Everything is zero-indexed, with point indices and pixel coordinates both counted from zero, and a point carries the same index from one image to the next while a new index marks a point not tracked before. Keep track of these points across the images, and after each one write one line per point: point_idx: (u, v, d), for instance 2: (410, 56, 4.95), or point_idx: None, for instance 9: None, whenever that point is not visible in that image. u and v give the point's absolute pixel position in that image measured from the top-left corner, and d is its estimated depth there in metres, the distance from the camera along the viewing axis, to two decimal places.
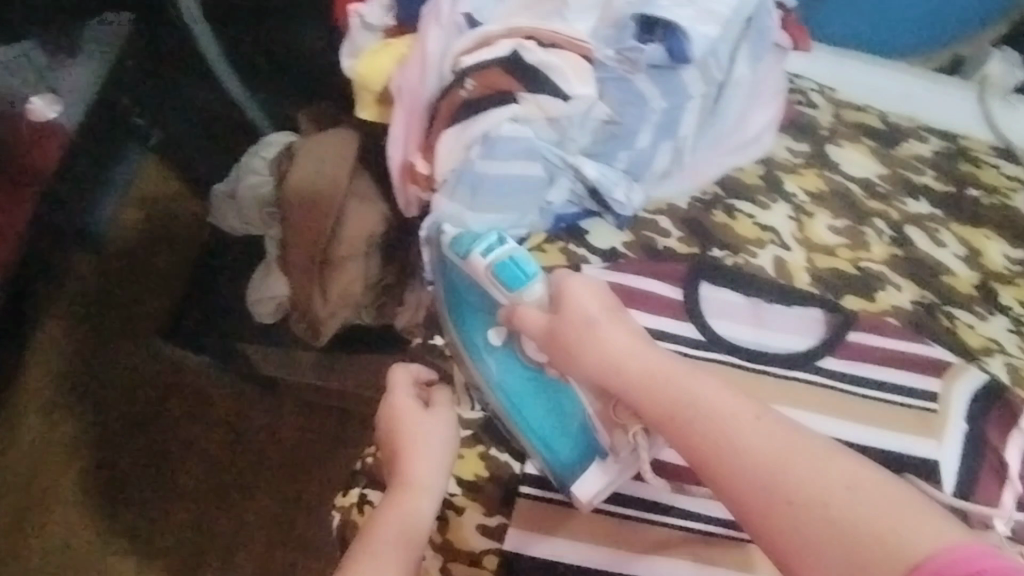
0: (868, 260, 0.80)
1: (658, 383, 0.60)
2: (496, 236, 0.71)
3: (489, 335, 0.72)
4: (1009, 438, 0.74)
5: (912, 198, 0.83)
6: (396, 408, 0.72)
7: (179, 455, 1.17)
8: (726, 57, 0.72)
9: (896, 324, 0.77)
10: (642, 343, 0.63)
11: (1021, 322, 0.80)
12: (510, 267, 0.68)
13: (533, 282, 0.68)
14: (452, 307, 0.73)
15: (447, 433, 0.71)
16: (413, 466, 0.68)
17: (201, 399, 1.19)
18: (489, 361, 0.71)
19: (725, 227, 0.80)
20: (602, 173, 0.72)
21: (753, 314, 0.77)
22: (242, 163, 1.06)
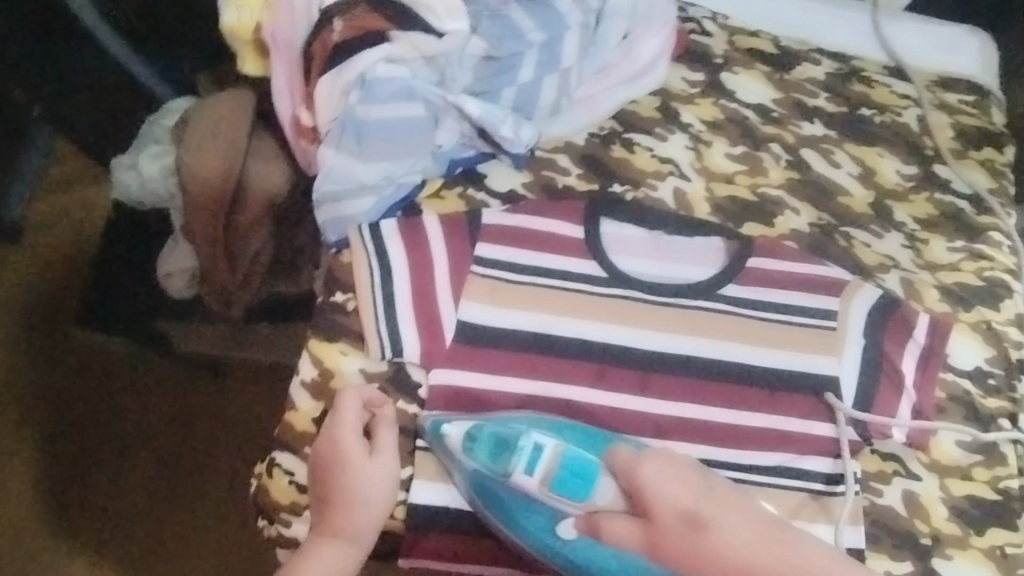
0: (766, 185, 0.81)
1: (761, 567, 0.66)
2: (531, 443, 0.67)
3: (562, 532, 0.67)
4: (904, 349, 0.76)
5: (806, 121, 0.83)
6: (338, 467, 0.67)
7: (108, 446, 1.13)
8: None
9: (793, 247, 0.78)
10: (731, 522, 0.66)
11: (915, 237, 0.82)
12: (565, 477, 0.67)
13: (600, 478, 0.67)
14: (505, 517, 0.67)
15: (388, 483, 0.68)
16: (342, 532, 0.67)
17: (121, 387, 1.14)
18: (570, 556, 0.67)
19: (623, 161, 0.79)
20: (486, 111, 0.69)
21: (658, 246, 0.77)
22: (143, 134, 0.99)
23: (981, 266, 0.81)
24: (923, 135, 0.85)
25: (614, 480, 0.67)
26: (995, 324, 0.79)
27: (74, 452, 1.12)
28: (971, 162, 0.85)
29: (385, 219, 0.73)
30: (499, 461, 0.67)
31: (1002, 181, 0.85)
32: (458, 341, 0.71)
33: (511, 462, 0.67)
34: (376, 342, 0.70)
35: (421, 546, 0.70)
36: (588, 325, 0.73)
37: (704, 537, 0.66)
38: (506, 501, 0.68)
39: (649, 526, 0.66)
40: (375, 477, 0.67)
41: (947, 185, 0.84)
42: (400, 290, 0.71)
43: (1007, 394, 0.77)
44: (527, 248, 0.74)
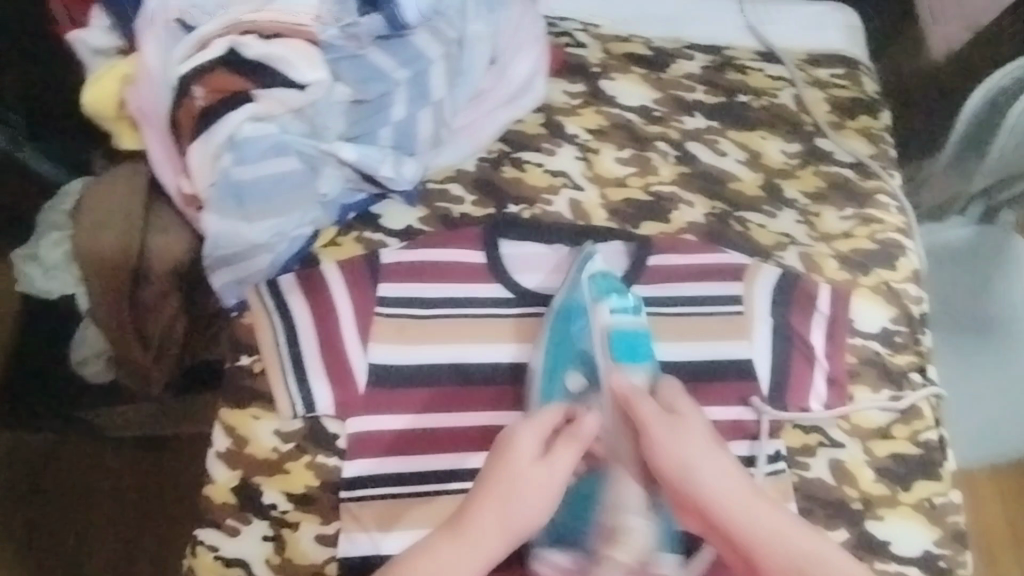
0: (658, 182, 0.83)
1: (760, 525, 0.57)
2: (631, 305, 0.71)
3: (572, 378, 0.69)
4: (812, 321, 0.78)
5: (688, 115, 0.85)
6: (522, 445, 0.60)
7: (22, 558, 1.02)
8: (458, 14, 0.70)
9: (692, 239, 0.80)
10: (719, 465, 0.60)
11: (808, 212, 0.84)
12: (625, 342, 0.68)
13: (642, 367, 0.67)
14: (558, 317, 0.72)
15: (549, 497, 0.59)
16: (498, 539, 0.57)
17: (24, 486, 1.05)
18: (557, 391, 0.69)
19: (516, 180, 0.80)
20: (364, 154, 0.69)
21: (560, 259, 0.78)
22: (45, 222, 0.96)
23: (873, 229, 0.84)
24: (801, 113, 0.88)
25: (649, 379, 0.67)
26: (892, 284, 0.82)
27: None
28: (849, 132, 0.88)
29: (283, 274, 0.73)
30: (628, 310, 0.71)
31: (881, 145, 0.88)
32: (372, 386, 0.70)
33: (607, 299, 0.71)
34: (286, 401, 0.69)
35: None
36: (500, 348, 0.74)
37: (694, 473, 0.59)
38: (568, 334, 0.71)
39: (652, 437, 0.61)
40: (564, 465, 0.60)
41: (830, 157, 0.87)
42: (306, 343, 0.70)
43: (913, 349, 0.80)
44: (429, 281, 0.75)
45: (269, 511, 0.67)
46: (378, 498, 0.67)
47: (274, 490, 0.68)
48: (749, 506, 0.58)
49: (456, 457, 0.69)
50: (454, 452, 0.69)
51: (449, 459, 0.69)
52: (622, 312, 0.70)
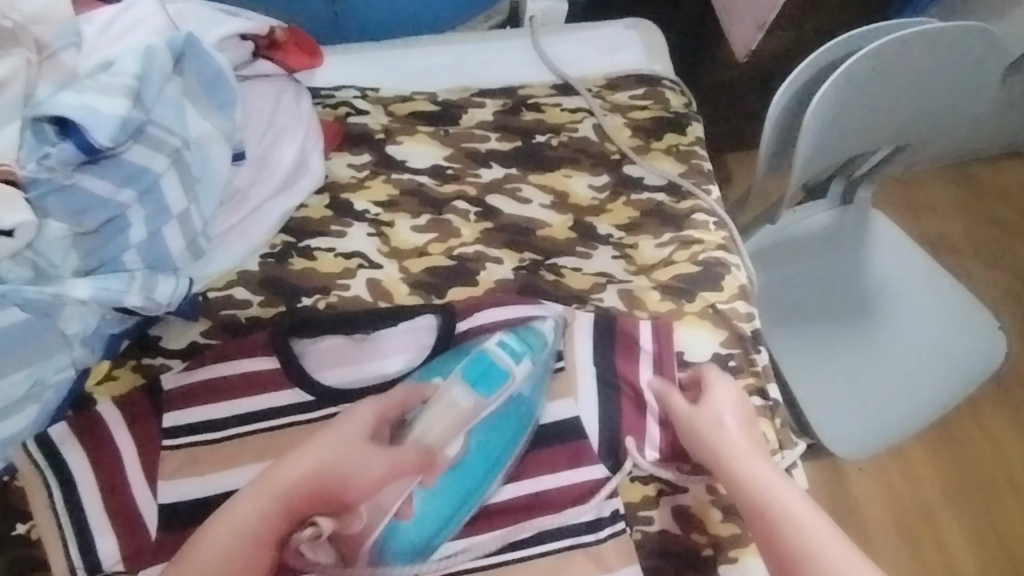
0: (460, 245, 0.79)
1: (736, 448, 0.66)
2: (522, 352, 0.71)
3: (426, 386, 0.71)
4: (637, 364, 0.74)
5: (483, 167, 0.82)
6: (351, 419, 0.65)
7: None
8: (176, 119, 0.66)
9: (504, 298, 0.76)
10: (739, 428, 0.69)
11: (623, 245, 0.81)
12: (478, 367, 0.69)
13: (474, 394, 0.68)
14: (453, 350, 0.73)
15: (358, 466, 0.63)
16: (305, 493, 0.61)
17: None
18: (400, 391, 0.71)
19: (306, 271, 0.75)
20: (104, 285, 0.64)
21: (366, 346, 0.73)
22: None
23: (693, 251, 0.81)
24: (603, 143, 0.85)
25: (468, 406, 0.68)
26: (720, 306, 0.79)
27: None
28: (656, 153, 0.85)
29: (52, 424, 0.67)
30: (512, 350, 0.71)
31: (693, 162, 0.85)
32: (164, 529, 0.65)
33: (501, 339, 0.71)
34: (64, 567, 0.63)
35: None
36: None
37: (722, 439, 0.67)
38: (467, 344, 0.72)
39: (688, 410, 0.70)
40: (392, 454, 0.65)
41: (641, 184, 0.84)
42: (88, 495, 0.65)
43: (750, 371, 0.77)
44: (216, 401, 0.70)
45: None
46: None
47: None
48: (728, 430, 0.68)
49: None
50: None
51: None
52: (506, 347, 0.71)
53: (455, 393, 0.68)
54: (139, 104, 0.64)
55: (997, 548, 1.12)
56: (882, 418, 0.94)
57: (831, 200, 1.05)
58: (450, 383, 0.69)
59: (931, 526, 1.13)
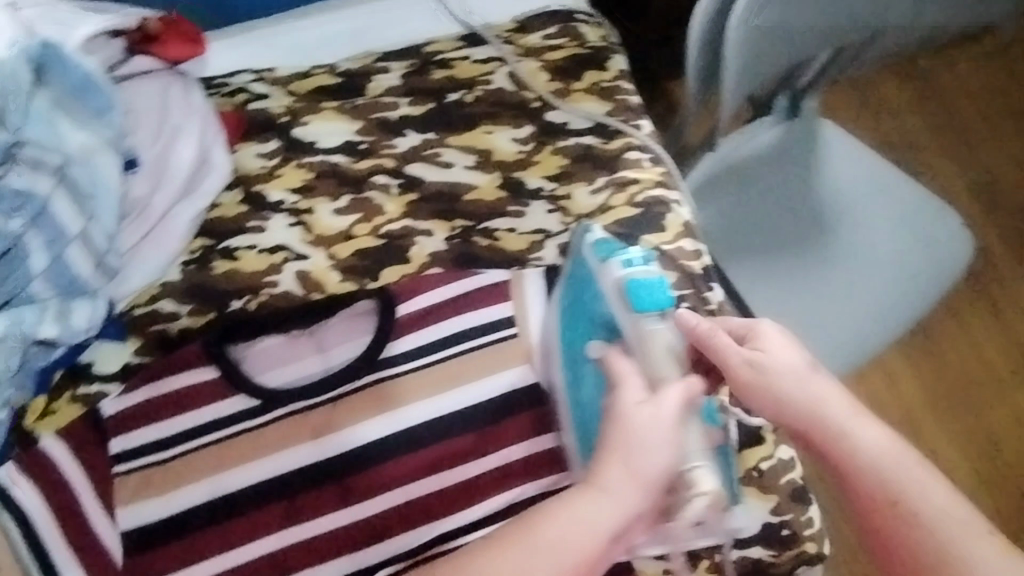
0: (386, 223, 0.76)
1: (799, 408, 0.59)
2: (643, 255, 0.65)
3: (591, 347, 0.65)
4: None
5: (399, 136, 0.78)
6: (617, 390, 0.59)
7: None
8: (51, 138, 0.63)
9: (438, 272, 0.74)
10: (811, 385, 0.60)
11: (556, 197, 0.78)
12: (642, 291, 0.61)
13: (659, 316, 0.61)
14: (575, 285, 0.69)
15: (664, 428, 0.56)
16: (629, 482, 0.55)
17: None
18: (577, 372, 0.66)
19: (230, 274, 0.73)
20: (17, 320, 0.62)
21: (306, 342, 0.72)
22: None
23: (629, 192, 0.79)
24: (521, 91, 0.81)
25: (668, 328, 0.60)
26: (665, 246, 0.77)
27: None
28: (578, 94, 0.81)
29: None
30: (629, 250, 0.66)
31: (617, 98, 0.82)
32: (131, 555, 0.66)
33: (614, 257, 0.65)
34: None
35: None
36: (260, 466, 0.68)
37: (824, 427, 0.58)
38: (570, 288, 0.69)
39: (755, 368, 0.60)
40: (665, 406, 0.56)
41: (566, 129, 0.80)
42: (49, 530, 0.65)
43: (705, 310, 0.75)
44: (163, 420, 0.69)
45: None
46: None
47: None
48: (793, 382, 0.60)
49: None
50: None
51: None
52: (631, 261, 0.64)
53: (645, 327, 0.61)
54: (4, 125, 0.61)
55: (975, 443, 1.15)
56: (853, 328, 0.92)
57: (778, 113, 0.99)
58: (636, 322, 0.61)
59: (911, 423, 1.15)
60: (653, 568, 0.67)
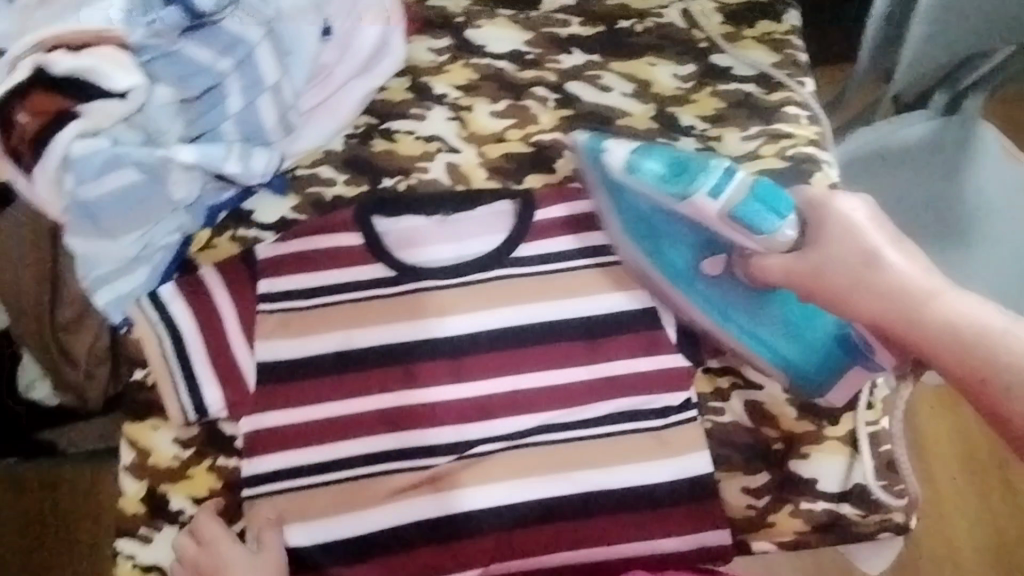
0: (538, 132, 0.78)
1: (842, 275, 0.59)
2: (722, 173, 0.65)
3: (704, 266, 0.70)
4: None
5: (564, 53, 0.80)
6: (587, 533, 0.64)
7: None
8: None
9: (580, 186, 0.76)
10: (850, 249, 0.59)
11: (706, 137, 0.79)
12: (754, 209, 0.62)
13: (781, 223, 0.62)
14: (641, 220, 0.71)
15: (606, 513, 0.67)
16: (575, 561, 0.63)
17: None
18: (695, 286, 0.71)
19: (386, 153, 0.77)
20: (207, 152, 0.69)
21: (444, 228, 0.75)
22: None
23: (782, 145, 0.78)
24: (691, 30, 0.81)
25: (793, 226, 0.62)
26: None
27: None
28: (748, 42, 0.81)
29: (162, 284, 0.73)
30: (686, 163, 0.66)
31: (787, 51, 0.81)
32: (261, 384, 0.71)
33: (692, 188, 0.65)
34: (177, 408, 0.70)
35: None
36: (390, 330, 0.73)
37: (874, 274, 0.57)
38: (642, 235, 0.71)
39: (813, 262, 0.60)
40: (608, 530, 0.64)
41: (728, 74, 0.80)
42: (194, 349, 0.71)
43: None
44: (308, 272, 0.74)
45: (179, 517, 0.69)
46: (292, 489, 0.69)
47: (180, 496, 0.69)
48: (832, 252, 0.59)
49: (348, 443, 0.70)
50: (349, 440, 0.70)
51: (339, 448, 0.70)
52: (720, 186, 0.64)
53: (780, 240, 0.62)
54: None
55: None
56: None
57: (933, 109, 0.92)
58: (764, 240, 0.63)
59: None
60: (739, 503, 0.71)
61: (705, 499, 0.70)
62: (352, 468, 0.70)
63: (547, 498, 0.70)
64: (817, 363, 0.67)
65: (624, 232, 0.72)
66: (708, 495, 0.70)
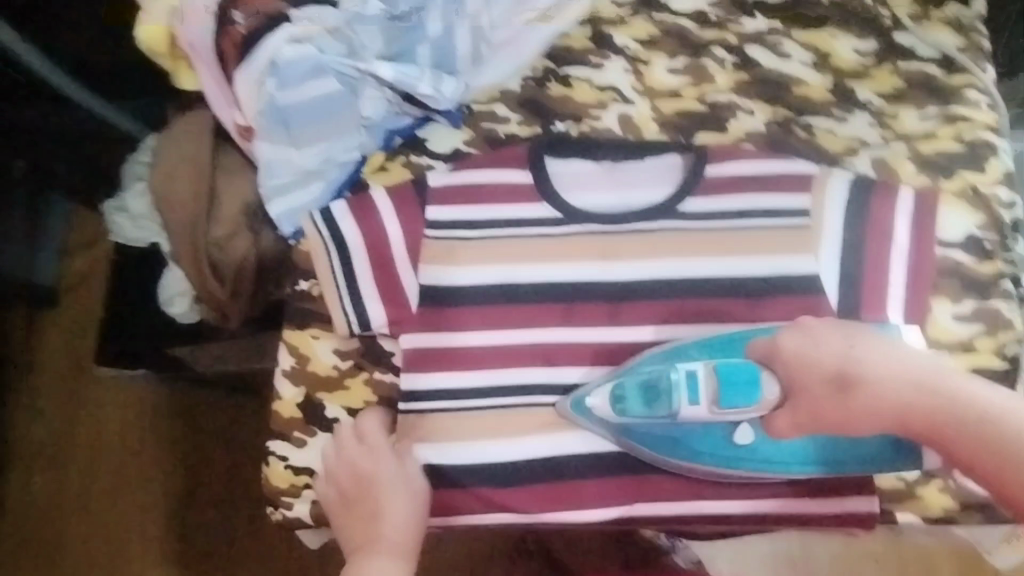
0: (714, 92, 0.78)
1: (880, 404, 0.64)
2: (684, 375, 0.66)
3: (739, 440, 0.68)
4: (896, 218, 0.72)
5: (747, 17, 0.80)
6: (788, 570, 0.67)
7: (85, 492, 1.08)
8: None
9: (752, 148, 0.76)
10: (877, 362, 0.65)
11: (883, 114, 0.78)
12: (731, 383, 0.65)
13: (764, 382, 0.66)
14: (666, 444, 0.68)
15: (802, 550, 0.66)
16: None
17: (91, 435, 1.09)
18: (760, 458, 0.68)
19: (562, 97, 0.78)
20: (402, 70, 0.73)
21: (613, 176, 0.75)
22: (125, 170, 0.88)
23: (959, 128, 0.76)
24: (877, 6, 0.80)
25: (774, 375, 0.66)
26: (981, 187, 0.75)
27: (130, 506, 1.07)
28: (934, 23, 0.79)
29: (335, 201, 0.75)
30: (650, 382, 0.67)
31: (973, 36, 0.79)
32: (423, 305, 0.73)
33: (671, 400, 0.66)
34: (343, 321, 0.73)
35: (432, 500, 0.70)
36: (556, 268, 0.73)
37: (855, 399, 0.64)
38: (680, 452, 0.68)
39: (837, 401, 0.65)
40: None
41: (911, 53, 0.79)
42: (361, 265, 0.73)
43: (1000, 256, 0.74)
44: (477, 204, 0.75)
45: (333, 423, 0.73)
46: (445, 410, 0.71)
47: (337, 404, 0.74)
48: (857, 385, 0.64)
49: (504, 372, 0.71)
50: (506, 369, 0.71)
51: (493, 374, 0.71)
52: (689, 386, 0.66)
53: (769, 397, 0.66)
54: None
55: None
56: None
57: None
58: (759, 407, 0.66)
59: None
60: (889, 474, 0.70)
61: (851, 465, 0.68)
62: (506, 397, 0.71)
63: (696, 449, 0.69)
64: (887, 458, 0.67)
65: (648, 452, 0.68)
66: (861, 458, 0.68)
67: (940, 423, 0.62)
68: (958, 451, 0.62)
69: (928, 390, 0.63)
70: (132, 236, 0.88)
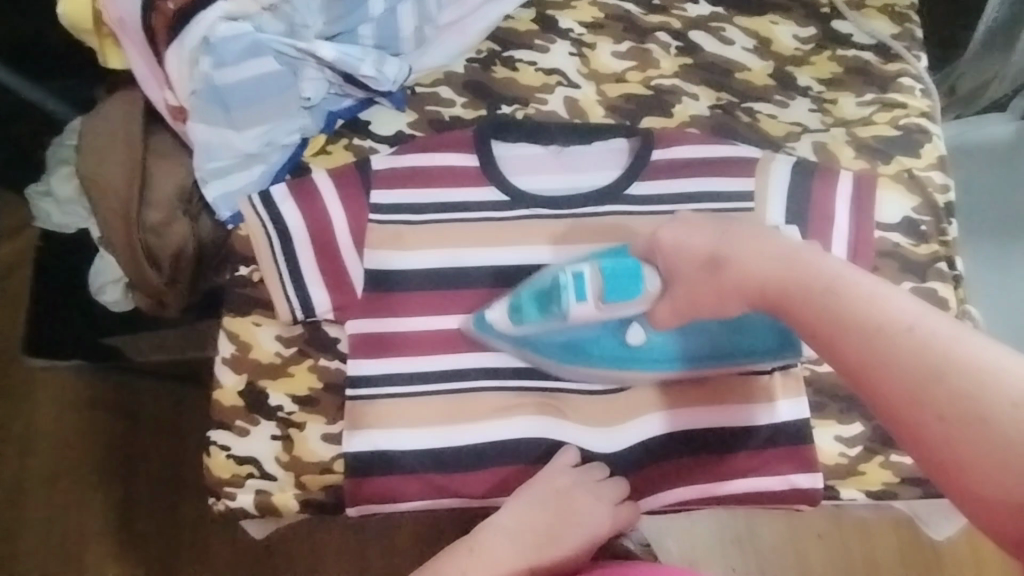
0: (659, 76, 0.79)
1: (750, 285, 0.54)
2: (568, 277, 0.65)
3: (631, 339, 0.67)
4: (837, 199, 0.73)
5: (691, 3, 0.81)
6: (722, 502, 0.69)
7: (16, 493, 1.03)
8: None
9: (696, 132, 0.76)
10: (757, 246, 0.55)
11: (822, 100, 0.79)
12: (612, 281, 0.63)
13: (644, 274, 0.62)
14: (567, 348, 0.68)
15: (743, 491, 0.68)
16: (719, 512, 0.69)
17: (22, 432, 1.05)
18: (653, 355, 0.67)
19: (508, 80, 0.78)
20: (345, 52, 0.72)
21: (560, 159, 0.75)
22: (50, 153, 0.84)
23: (895, 114, 0.78)
24: None
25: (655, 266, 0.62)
26: (917, 171, 0.76)
27: (63, 507, 1.02)
28: (871, 11, 0.81)
29: (274, 184, 0.73)
30: (544, 289, 0.66)
31: (908, 24, 0.81)
32: (367, 290, 0.71)
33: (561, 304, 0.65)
34: (283, 307, 0.71)
35: (367, 493, 0.68)
36: (501, 253, 0.72)
37: (720, 279, 0.56)
38: (577, 358, 0.68)
39: (707, 280, 0.57)
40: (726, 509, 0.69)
41: (848, 40, 0.80)
42: (302, 251, 0.71)
43: (938, 240, 0.75)
44: (422, 187, 0.73)
45: (276, 412, 0.71)
46: (390, 397, 0.69)
47: (280, 392, 0.71)
48: (729, 260, 0.55)
49: (451, 358, 0.70)
50: (451, 353, 0.70)
51: (438, 361, 0.70)
52: (578, 284, 0.64)
53: (650, 288, 0.62)
54: None
55: None
56: None
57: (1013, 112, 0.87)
58: (644, 299, 0.63)
59: None
60: (832, 452, 0.71)
61: (796, 441, 0.69)
62: (451, 383, 0.70)
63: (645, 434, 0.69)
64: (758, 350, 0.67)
65: (557, 363, 0.69)
66: (801, 437, 0.69)
67: (796, 297, 0.52)
68: (815, 331, 0.50)
69: (796, 267, 0.52)
70: (57, 223, 0.85)
